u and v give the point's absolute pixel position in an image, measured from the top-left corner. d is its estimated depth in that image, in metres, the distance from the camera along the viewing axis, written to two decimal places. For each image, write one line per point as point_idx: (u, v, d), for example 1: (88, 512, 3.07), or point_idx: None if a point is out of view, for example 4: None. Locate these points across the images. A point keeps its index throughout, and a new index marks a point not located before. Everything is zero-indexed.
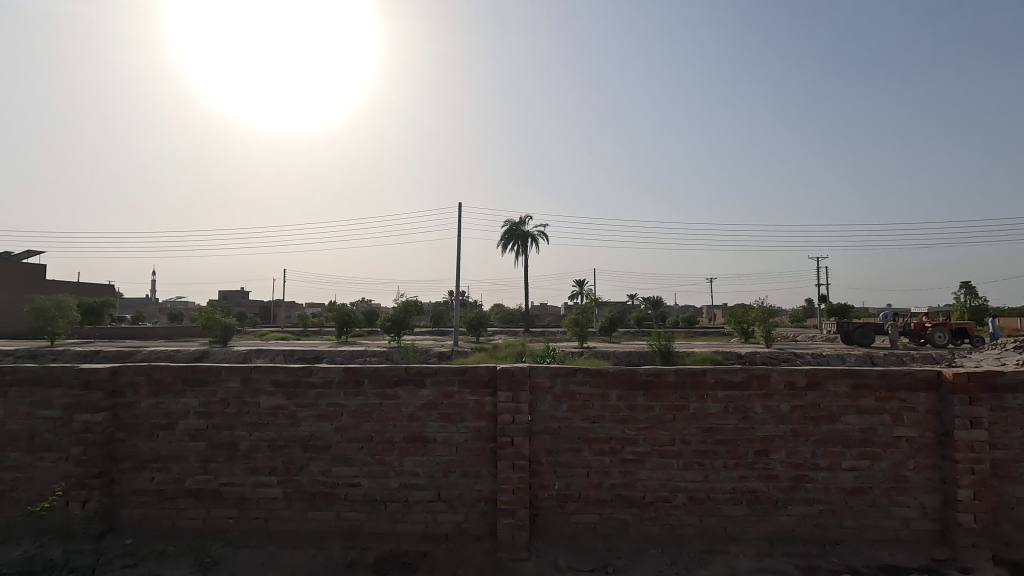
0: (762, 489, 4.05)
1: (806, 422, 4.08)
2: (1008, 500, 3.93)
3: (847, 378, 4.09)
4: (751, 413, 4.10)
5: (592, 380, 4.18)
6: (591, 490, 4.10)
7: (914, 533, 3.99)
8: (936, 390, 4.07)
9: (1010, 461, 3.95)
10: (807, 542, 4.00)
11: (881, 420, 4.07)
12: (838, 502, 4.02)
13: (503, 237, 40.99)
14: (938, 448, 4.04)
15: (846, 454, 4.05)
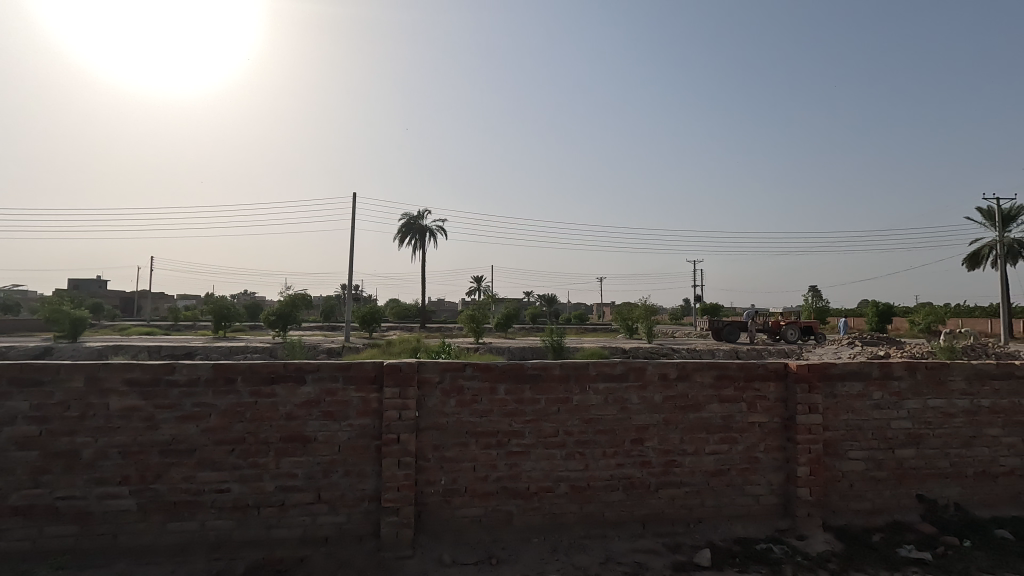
0: (636, 475, 4.32)
1: (676, 411, 4.42)
2: (836, 474, 4.55)
3: (711, 370, 4.49)
4: (628, 404, 4.36)
5: (481, 374, 4.20)
6: (478, 484, 4.13)
7: (763, 508, 4.48)
8: (783, 380, 4.60)
9: (838, 440, 4.58)
10: (675, 522, 4.34)
11: (738, 407, 4.51)
12: (701, 483, 4.40)
13: (401, 230, 40.06)
14: (784, 431, 4.57)
15: (709, 439, 4.45)
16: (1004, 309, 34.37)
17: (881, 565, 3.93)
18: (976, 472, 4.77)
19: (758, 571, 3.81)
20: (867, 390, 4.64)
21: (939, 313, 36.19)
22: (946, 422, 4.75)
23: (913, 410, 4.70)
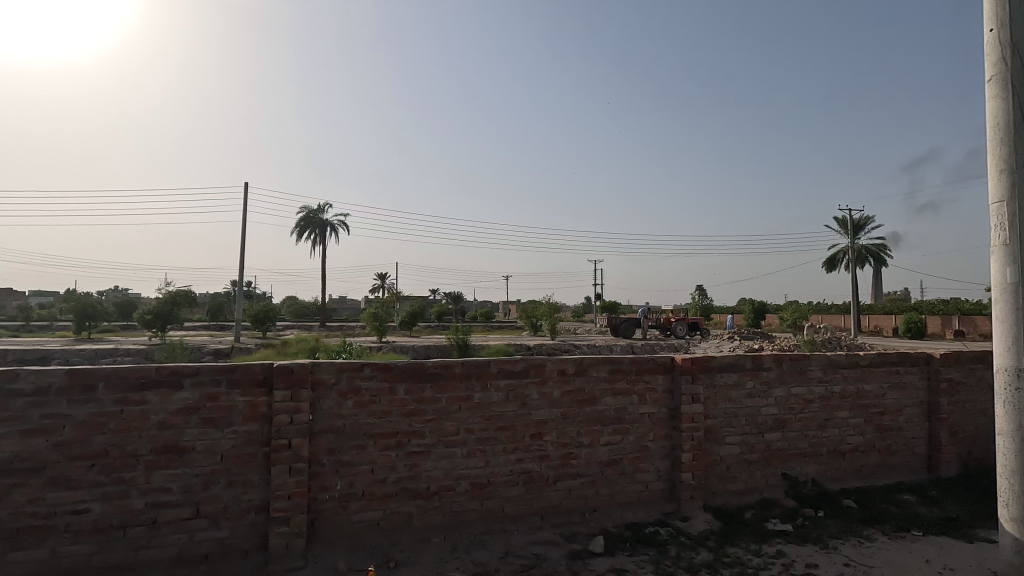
0: (535, 469, 4.42)
1: (573, 405, 4.57)
2: (715, 459, 4.95)
3: (606, 365, 4.71)
4: (528, 400, 4.45)
5: (379, 374, 4.08)
6: (376, 487, 4.01)
7: (651, 493, 4.77)
8: (670, 372, 4.92)
9: (717, 427, 4.98)
10: (571, 512, 4.50)
11: (630, 400, 4.76)
12: (596, 473, 4.60)
13: (298, 224, 37.93)
14: (670, 420, 4.89)
15: (603, 431, 4.66)
16: (853, 307, 39.37)
17: (751, 539, 4.34)
18: (829, 450, 5.41)
19: (646, 553, 4.05)
20: (742, 380, 5.10)
21: (803, 310, 40.67)
22: (806, 407, 5.34)
23: (779, 397, 5.23)
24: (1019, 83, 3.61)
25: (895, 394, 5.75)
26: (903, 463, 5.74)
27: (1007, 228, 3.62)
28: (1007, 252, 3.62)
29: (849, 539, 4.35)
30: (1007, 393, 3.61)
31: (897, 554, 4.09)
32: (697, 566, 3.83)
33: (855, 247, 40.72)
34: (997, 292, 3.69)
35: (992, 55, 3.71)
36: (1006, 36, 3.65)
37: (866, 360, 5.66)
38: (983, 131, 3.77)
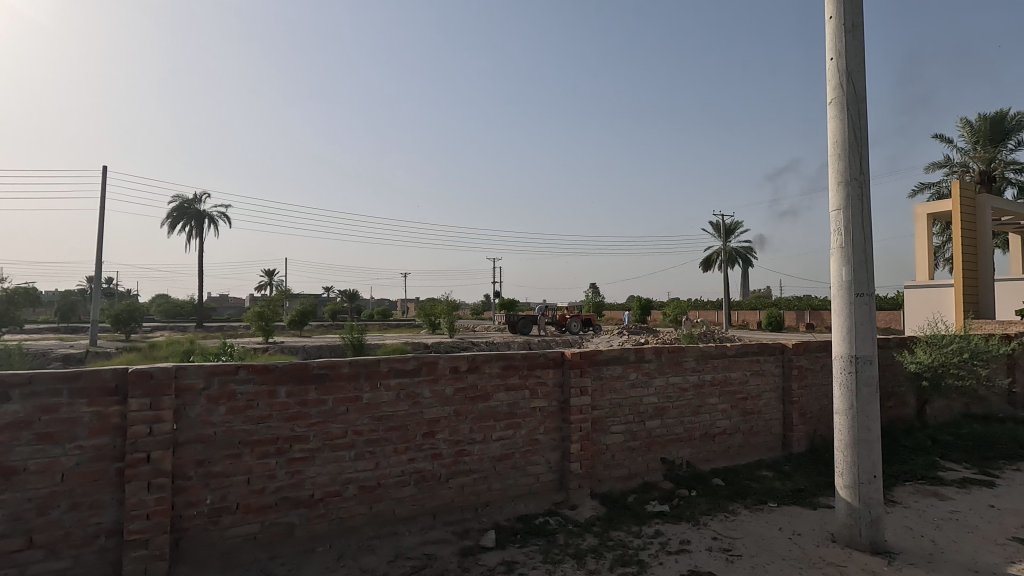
0: (427, 468, 4.35)
1: (466, 402, 4.56)
2: (601, 447, 5.19)
3: (499, 361, 4.75)
4: (420, 399, 4.36)
5: (256, 377, 3.79)
6: (253, 498, 3.72)
7: (542, 484, 4.89)
8: (561, 366, 5.09)
9: (603, 417, 5.23)
10: (464, 509, 4.49)
11: (522, 394, 4.85)
12: (489, 469, 4.63)
13: (171, 214, 34.38)
14: (561, 413, 5.05)
15: (496, 426, 4.70)
16: (725, 304, 43.38)
17: (633, 521, 4.60)
18: (702, 434, 5.89)
19: (536, 544, 4.14)
20: (626, 372, 5.39)
21: (683, 307, 44.13)
22: (682, 395, 5.77)
23: (658, 386, 5.60)
24: (853, 107, 4.15)
25: (756, 381, 6.39)
26: (763, 442, 6.40)
27: (843, 233, 4.15)
28: (843, 253, 4.15)
29: (717, 515, 4.76)
30: (843, 376, 4.14)
31: (756, 525, 4.55)
32: (583, 552, 3.99)
33: (727, 249, 44.89)
34: (835, 289, 4.22)
35: (832, 81, 4.24)
36: (844, 65, 4.18)
37: (733, 351, 6.24)
38: (825, 147, 4.30)
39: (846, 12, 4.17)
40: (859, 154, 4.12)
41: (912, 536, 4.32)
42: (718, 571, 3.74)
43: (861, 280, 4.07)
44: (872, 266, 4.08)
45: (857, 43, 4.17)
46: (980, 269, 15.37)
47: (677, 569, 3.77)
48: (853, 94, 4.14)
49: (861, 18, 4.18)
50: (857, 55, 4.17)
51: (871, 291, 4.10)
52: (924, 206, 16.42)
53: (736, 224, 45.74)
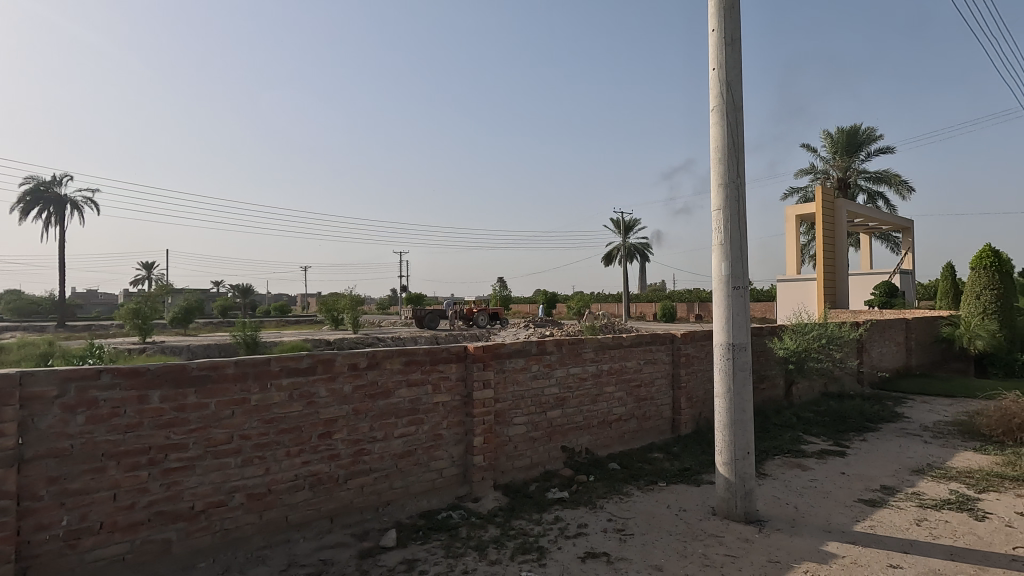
0: (324, 470, 4.17)
1: (366, 400, 4.42)
2: (504, 439, 5.26)
3: (400, 357, 4.65)
4: (316, 398, 4.16)
5: (124, 382, 3.41)
6: (120, 515, 3.35)
7: (445, 479, 4.87)
8: (463, 360, 5.08)
9: (506, 409, 5.30)
10: (363, 510, 4.35)
11: (425, 390, 4.78)
12: (390, 467, 4.52)
13: (23, 198, 30.07)
14: (464, 407, 5.04)
15: (397, 423, 4.60)
16: (624, 296, 45.71)
17: (534, 509, 4.71)
18: (599, 421, 6.16)
19: (438, 539, 4.12)
20: (528, 364, 5.50)
21: (586, 300, 45.95)
22: (581, 385, 5.99)
23: (559, 377, 5.78)
24: (731, 115, 4.50)
25: (649, 368, 6.79)
26: (655, 426, 6.82)
27: (723, 231, 4.51)
28: (724, 249, 4.50)
29: (612, 497, 5.01)
30: (722, 362, 4.51)
31: (647, 504, 4.84)
32: (485, 543, 4.02)
33: (626, 245, 47.27)
34: (716, 282, 4.57)
35: (714, 89, 4.57)
36: (724, 75, 4.52)
37: (628, 341, 6.57)
38: (708, 151, 4.63)
39: (726, 27, 4.51)
40: (736, 158, 4.48)
41: (778, 504, 4.81)
42: (612, 550, 3.94)
43: (738, 274, 4.44)
44: (747, 261, 4.47)
45: (735, 56, 4.52)
46: (837, 265, 17.42)
47: (575, 552, 3.92)
48: (731, 103, 4.50)
49: (739, 32, 4.53)
50: (736, 66, 4.52)
51: (747, 284, 4.49)
52: (794, 208, 18.26)
53: (634, 221, 48.28)
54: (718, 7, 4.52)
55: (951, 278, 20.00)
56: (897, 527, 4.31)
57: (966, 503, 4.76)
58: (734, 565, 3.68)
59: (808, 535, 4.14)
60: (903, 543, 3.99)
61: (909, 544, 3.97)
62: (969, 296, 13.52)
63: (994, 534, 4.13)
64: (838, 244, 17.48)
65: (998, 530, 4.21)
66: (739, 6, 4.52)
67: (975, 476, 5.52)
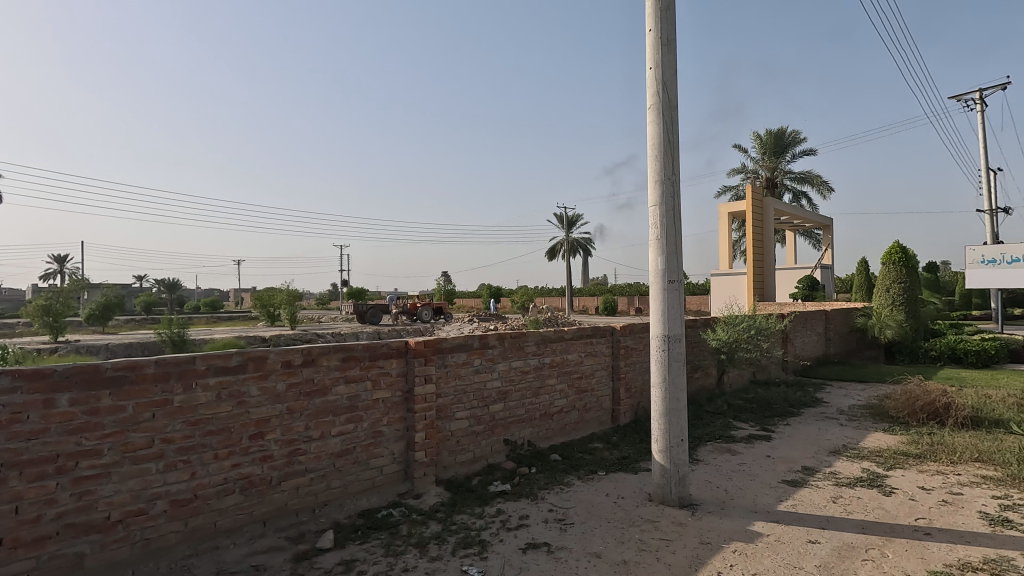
0: (255, 473, 3.99)
1: (300, 399, 4.26)
2: (446, 434, 5.22)
3: (338, 353, 4.51)
4: (246, 398, 3.96)
5: (26, 384, 3.12)
6: (23, 530, 3.07)
7: (386, 477, 4.78)
8: (404, 356, 5.00)
9: (448, 404, 5.26)
10: (299, 512, 4.21)
11: (364, 386, 4.67)
12: (327, 466, 4.38)
13: None
14: (405, 403, 4.96)
15: (335, 421, 4.46)
16: (567, 290, 46.44)
17: (476, 503, 4.71)
18: (541, 413, 6.23)
19: (377, 538, 4.04)
20: (470, 359, 5.48)
21: (530, 294, 46.37)
22: (523, 378, 6.03)
23: (501, 371, 5.79)
24: (667, 114, 4.63)
25: (589, 361, 6.92)
26: (595, 417, 6.97)
27: (659, 226, 4.64)
28: (659, 244, 4.64)
29: (553, 488, 5.09)
30: (658, 354, 4.66)
31: (587, 493, 4.95)
32: (426, 539, 3.98)
33: (569, 240, 48.01)
34: (653, 276, 4.71)
35: (651, 88, 4.69)
36: (660, 75, 4.64)
37: (569, 334, 6.67)
38: (645, 148, 4.75)
39: (662, 27, 4.62)
40: (671, 156, 4.62)
41: (710, 488, 5.04)
42: (553, 540, 4.00)
43: (673, 268, 4.59)
44: (681, 256, 4.63)
45: (671, 56, 4.65)
46: (765, 260, 18.40)
47: (516, 543, 3.95)
48: (667, 102, 4.63)
49: (675, 34, 4.66)
50: (671, 67, 4.65)
51: (681, 277, 4.66)
52: (727, 206, 19.08)
53: (577, 216, 49.07)
54: (655, 8, 4.63)
55: (865, 273, 21.57)
56: (816, 504, 4.61)
57: (876, 480, 5.16)
58: (668, 548, 3.82)
59: (737, 516, 4.36)
60: (821, 520, 4.28)
61: (826, 520, 4.26)
62: (880, 288, 14.62)
63: (899, 507, 4.49)
64: (767, 241, 18.44)
65: (903, 503, 4.59)
66: (674, 8, 4.65)
67: (884, 455, 5.99)
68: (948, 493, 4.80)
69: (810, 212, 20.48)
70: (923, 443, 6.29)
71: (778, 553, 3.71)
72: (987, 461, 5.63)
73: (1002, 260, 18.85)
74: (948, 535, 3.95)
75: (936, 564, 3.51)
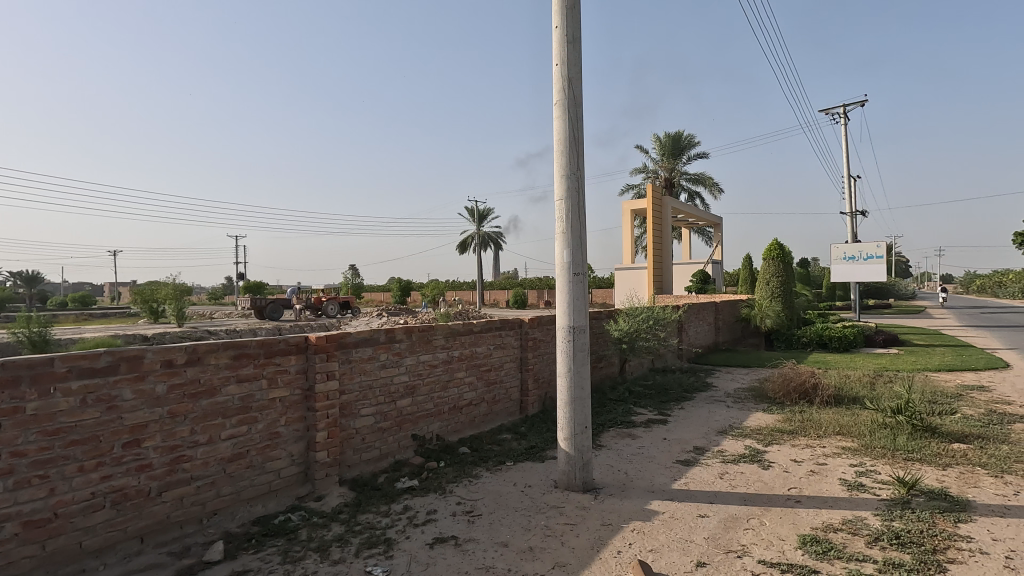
0: (130, 485, 3.59)
1: (184, 401, 3.89)
2: (350, 432, 5.02)
3: (228, 350, 4.18)
4: (118, 402, 3.56)
5: None
6: None
7: (284, 481, 4.52)
8: (304, 352, 4.74)
9: (353, 401, 5.07)
10: (183, 524, 3.86)
11: (257, 386, 4.37)
12: (216, 472, 4.06)
13: None
14: (304, 402, 4.71)
15: (225, 424, 4.13)
16: (479, 284, 46.63)
17: (382, 501, 4.58)
18: (450, 407, 6.18)
19: (274, 545, 3.81)
20: (375, 354, 5.31)
21: (441, 288, 45.97)
22: (431, 371, 5.95)
23: (409, 365, 5.67)
24: (572, 111, 4.74)
25: (497, 354, 6.97)
26: (504, 408, 7.04)
27: (565, 220, 4.75)
28: (565, 238, 4.75)
29: (461, 481, 5.08)
30: (564, 344, 4.78)
31: (494, 484, 4.99)
32: (328, 542, 3.81)
33: (480, 234, 48.13)
34: (559, 268, 4.81)
35: (557, 84, 4.77)
36: (566, 72, 4.73)
37: (478, 327, 6.68)
38: (552, 143, 4.84)
39: (568, 25, 4.72)
40: (576, 152, 4.74)
41: (612, 472, 5.27)
42: (461, 533, 3.98)
43: (577, 261, 4.72)
44: (586, 249, 4.77)
45: (576, 54, 4.76)
46: (664, 256, 19.55)
47: (424, 539, 3.89)
48: (573, 99, 4.74)
49: (580, 33, 4.77)
50: (576, 64, 4.76)
51: (586, 271, 4.80)
52: (630, 204, 20.01)
53: (488, 210, 49.29)
54: (561, 6, 4.71)
55: (749, 268, 23.60)
56: (705, 481, 4.98)
57: (756, 456, 5.66)
58: (573, 532, 3.94)
59: (636, 497, 4.59)
60: (710, 495, 4.62)
61: (714, 495, 4.61)
62: (762, 282, 16.02)
63: (775, 479, 4.96)
64: (665, 238, 19.60)
65: (779, 475, 5.07)
66: (580, 7, 4.75)
67: (763, 432, 6.58)
68: (815, 464, 5.38)
69: (703, 211, 22.00)
70: (795, 420, 6.99)
71: (672, 529, 3.95)
72: (846, 433, 6.37)
73: (860, 256, 21.38)
74: (815, 501, 4.42)
75: (805, 528, 3.91)
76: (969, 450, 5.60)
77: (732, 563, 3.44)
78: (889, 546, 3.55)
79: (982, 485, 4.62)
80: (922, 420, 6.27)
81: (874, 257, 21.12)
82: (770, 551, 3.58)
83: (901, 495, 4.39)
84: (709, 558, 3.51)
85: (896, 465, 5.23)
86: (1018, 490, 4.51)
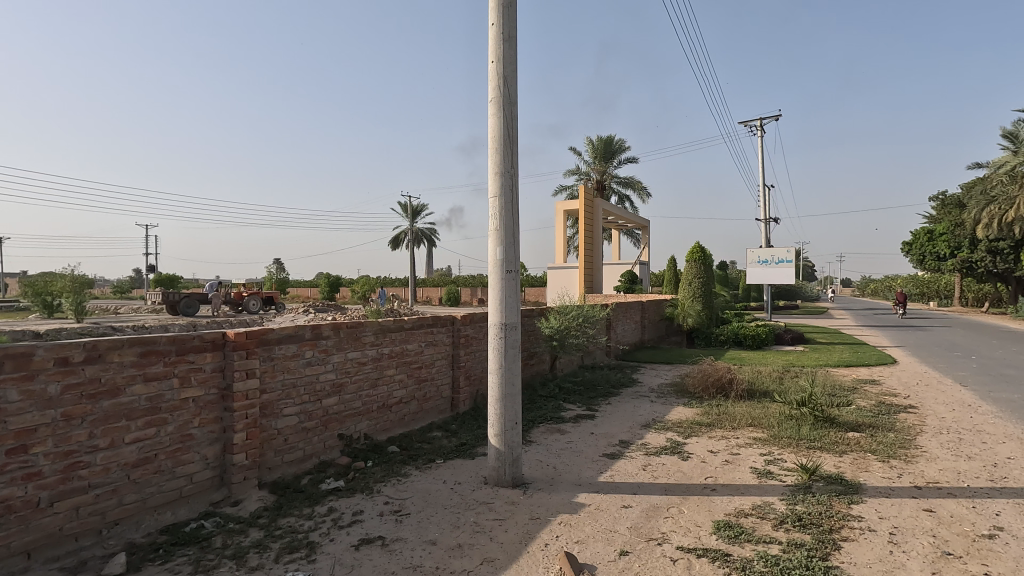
0: (16, 496, 3.25)
1: (81, 403, 3.56)
2: (272, 433, 4.80)
3: (134, 347, 3.86)
4: (1, 405, 3.21)
5: None
6: None
7: (197, 485, 4.24)
8: (221, 349, 4.48)
9: (275, 401, 4.84)
10: (79, 536, 3.53)
11: (168, 385, 4.07)
12: (119, 479, 3.74)
13: None
14: (221, 401, 4.45)
15: (129, 427, 3.82)
16: (411, 281, 46.00)
17: (305, 504, 4.41)
18: (379, 406, 6.04)
19: (184, 555, 3.57)
20: (300, 351, 5.11)
21: (372, 285, 44.79)
22: (359, 369, 5.79)
23: (336, 363, 5.49)
24: (507, 109, 4.76)
25: (429, 351, 6.90)
26: (434, 406, 6.97)
27: (498, 217, 4.76)
28: (498, 235, 4.76)
29: (389, 480, 4.97)
30: (496, 341, 4.79)
31: (424, 482, 4.93)
32: (245, 549, 3.62)
33: (414, 230, 47.41)
34: (491, 265, 4.81)
35: (493, 81, 4.77)
36: (501, 69, 4.74)
37: (409, 324, 6.57)
38: (487, 140, 4.83)
39: (504, 23, 4.72)
40: (510, 150, 4.76)
41: (540, 467, 5.35)
42: (388, 533, 3.90)
43: (510, 258, 4.74)
44: (519, 247, 4.80)
45: (512, 51, 4.77)
46: (594, 256, 20.07)
47: (349, 540, 3.79)
48: (507, 97, 4.76)
49: (516, 31, 4.80)
50: (512, 62, 4.78)
51: (519, 268, 4.83)
52: (564, 204, 20.35)
53: (423, 206, 48.65)
54: (498, 4, 4.72)
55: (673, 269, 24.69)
56: (630, 473, 5.17)
57: (677, 448, 5.94)
58: (501, 527, 3.97)
59: (564, 491, 4.69)
60: (633, 486, 4.80)
61: (637, 486, 4.80)
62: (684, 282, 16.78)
63: (693, 469, 5.23)
64: (595, 239, 20.14)
65: (696, 466, 5.35)
66: (516, 6, 4.78)
67: (683, 425, 6.92)
68: (729, 453, 5.73)
69: (632, 214, 22.75)
70: (712, 414, 7.40)
71: (597, 520, 4.07)
72: (757, 424, 6.82)
73: (773, 260, 22.89)
74: (729, 489, 4.70)
75: (719, 514, 4.15)
76: (862, 438, 6.15)
77: (653, 551, 3.59)
78: (792, 527, 3.84)
79: (872, 470, 5.11)
80: (823, 411, 6.83)
81: (784, 261, 22.68)
82: (687, 537, 3.77)
83: (803, 480, 4.76)
84: (631, 547, 3.65)
85: (800, 453, 5.67)
86: (901, 473, 5.01)
